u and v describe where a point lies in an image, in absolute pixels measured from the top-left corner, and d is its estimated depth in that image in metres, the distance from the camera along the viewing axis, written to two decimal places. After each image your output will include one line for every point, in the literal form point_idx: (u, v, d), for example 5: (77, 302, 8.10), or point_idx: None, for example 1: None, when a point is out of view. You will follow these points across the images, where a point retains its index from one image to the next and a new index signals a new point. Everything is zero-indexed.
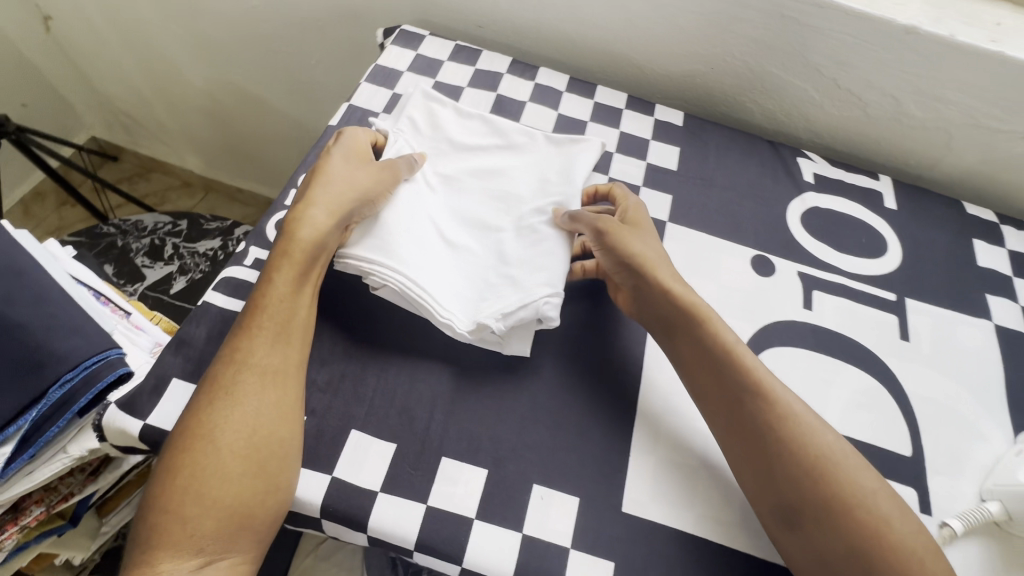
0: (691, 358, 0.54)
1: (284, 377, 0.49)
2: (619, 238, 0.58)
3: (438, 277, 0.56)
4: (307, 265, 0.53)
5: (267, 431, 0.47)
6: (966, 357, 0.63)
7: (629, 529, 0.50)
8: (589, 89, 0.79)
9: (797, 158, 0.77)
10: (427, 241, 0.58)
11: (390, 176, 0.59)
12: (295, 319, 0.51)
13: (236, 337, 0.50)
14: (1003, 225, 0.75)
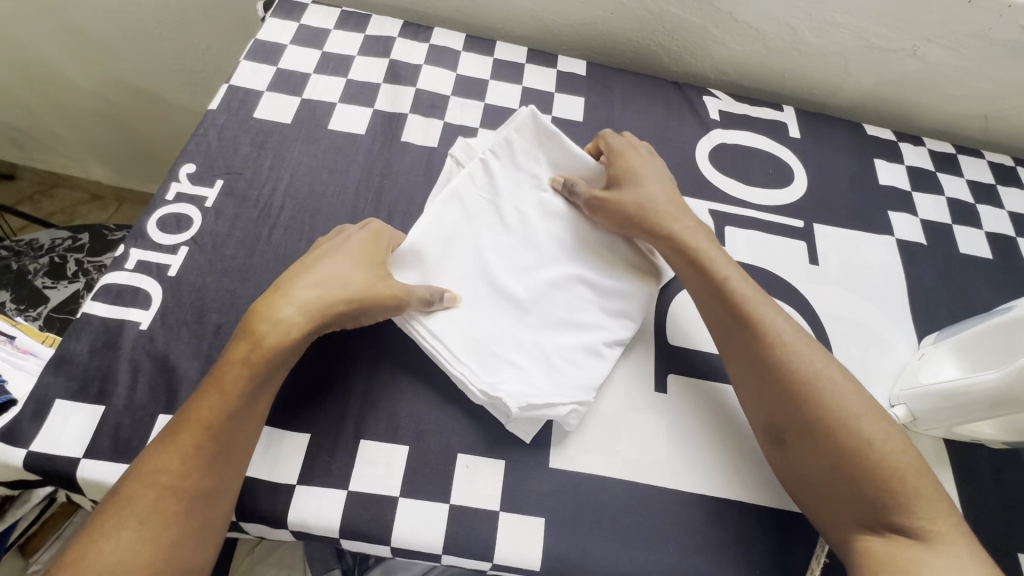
0: (738, 359, 0.52)
1: (211, 502, 0.44)
2: (610, 202, 0.57)
3: (460, 328, 0.52)
4: (263, 373, 0.46)
5: (176, 561, 0.42)
6: (872, 272, 0.66)
7: (559, 483, 0.50)
8: (487, 46, 0.76)
9: (703, 97, 0.77)
10: (457, 279, 0.54)
11: (389, 302, 0.49)
12: (242, 441, 0.45)
13: (160, 453, 0.43)
14: (901, 142, 0.77)
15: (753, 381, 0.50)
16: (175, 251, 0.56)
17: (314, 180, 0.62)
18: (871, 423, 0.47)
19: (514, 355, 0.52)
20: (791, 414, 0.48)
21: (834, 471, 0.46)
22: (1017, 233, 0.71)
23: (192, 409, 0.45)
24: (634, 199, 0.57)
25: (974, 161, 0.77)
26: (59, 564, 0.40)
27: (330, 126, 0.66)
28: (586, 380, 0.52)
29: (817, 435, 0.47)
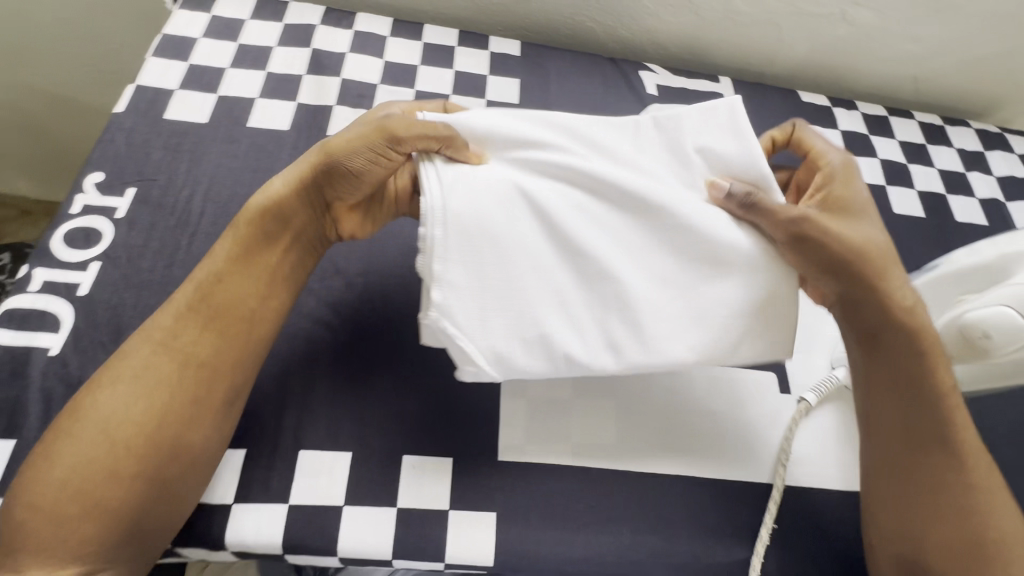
0: (908, 460, 0.45)
1: (209, 362, 0.44)
2: (825, 231, 0.44)
3: (489, 307, 0.42)
4: (258, 242, 0.47)
5: (171, 416, 0.42)
6: None
7: (508, 476, 0.49)
8: (415, 30, 0.73)
9: (640, 72, 0.76)
10: (525, 269, 0.43)
11: (381, 141, 0.44)
12: (240, 305, 0.46)
13: (160, 314, 0.46)
14: (835, 108, 0.78)
15: (914, 394, 0.45)
16: (85, 268, 0.52)
17: (236, 182, 0.59)
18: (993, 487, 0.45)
19: (514, 320, 0.42)
20: (927, 424, 0.44)
21: (943, 505, 0.44)
22: (947, 190, 0.73)
23: (194, 276, 0.47)
24: (852, 235, 0.45)
25: (905, 122, 0.79)
26: (64, 418, 0.42)
27: (251, 123, 0.63)
28: (515, 366, 0.42)
29: (944, 459, 0.44)
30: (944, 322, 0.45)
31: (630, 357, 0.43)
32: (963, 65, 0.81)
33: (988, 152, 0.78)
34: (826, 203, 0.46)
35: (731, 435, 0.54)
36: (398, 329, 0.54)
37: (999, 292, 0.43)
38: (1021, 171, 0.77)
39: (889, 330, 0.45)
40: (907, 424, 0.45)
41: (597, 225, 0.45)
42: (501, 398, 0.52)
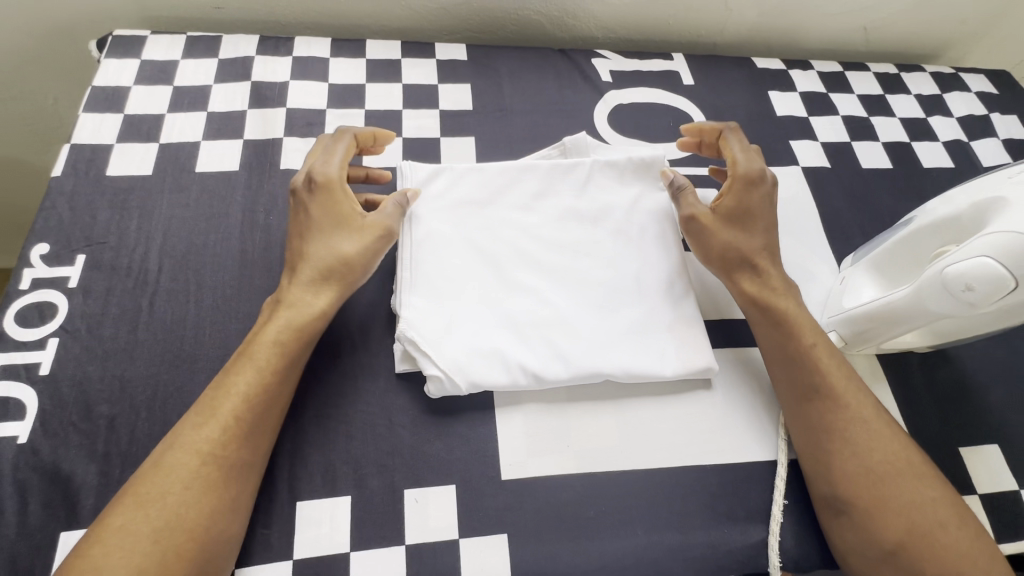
0: (831, 438, 0.48)
1: (246, 467, 0.44)
2: (709, 228, 0.56)
3: (445, 324, 0.52)
4: (295, 352, 0.48)
5: (210, 525, 0.41)
6: (783, 206, 0.66)
7: (513, 494, 0.48)
8: (357, 47, 0.71)
9: (592, 59, 0.74)
10: (470, 293, 0.54)
11: (381, 245, 0.53)
12: (271, 409, 0.46)
13: (195, 423, 0.43)
14: (791, 70, 0.77)
15: (777, 357, 0.52)
16: (44, 345, 0.49)
17: (192, 232, 0.56)
18: (882, 425, 0.48)
19: (467, 337, 0.52)
20: (800, 380, 0.50)
21: (836, 447, 0.47)
22: (910, 138, 0.73)
23: (225, 383, 0.45)
24: (732, 236, 0.55)
25: (861, 75, 0.78)
26: (103, 530, 0.39)
27: (198, 168, 0.60)
28: (473, 374, 0.50)
29: (826, 404, 0.49)
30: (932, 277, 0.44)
31: (578, 362, 0.52)
32: (910, 10, 0.81)
33: (945, 94, 0.78)
34: (730, 211, 0.56)
35: (732, 418, 0.53)
36: (380, 360, 0.53)
37: (978, 240, 0.42)
38: (979, 108, 0.77)
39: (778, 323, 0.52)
40: (785, 383, 0.51)
41: (532, 264, 0.57)
42: (497, 415, 0.51)
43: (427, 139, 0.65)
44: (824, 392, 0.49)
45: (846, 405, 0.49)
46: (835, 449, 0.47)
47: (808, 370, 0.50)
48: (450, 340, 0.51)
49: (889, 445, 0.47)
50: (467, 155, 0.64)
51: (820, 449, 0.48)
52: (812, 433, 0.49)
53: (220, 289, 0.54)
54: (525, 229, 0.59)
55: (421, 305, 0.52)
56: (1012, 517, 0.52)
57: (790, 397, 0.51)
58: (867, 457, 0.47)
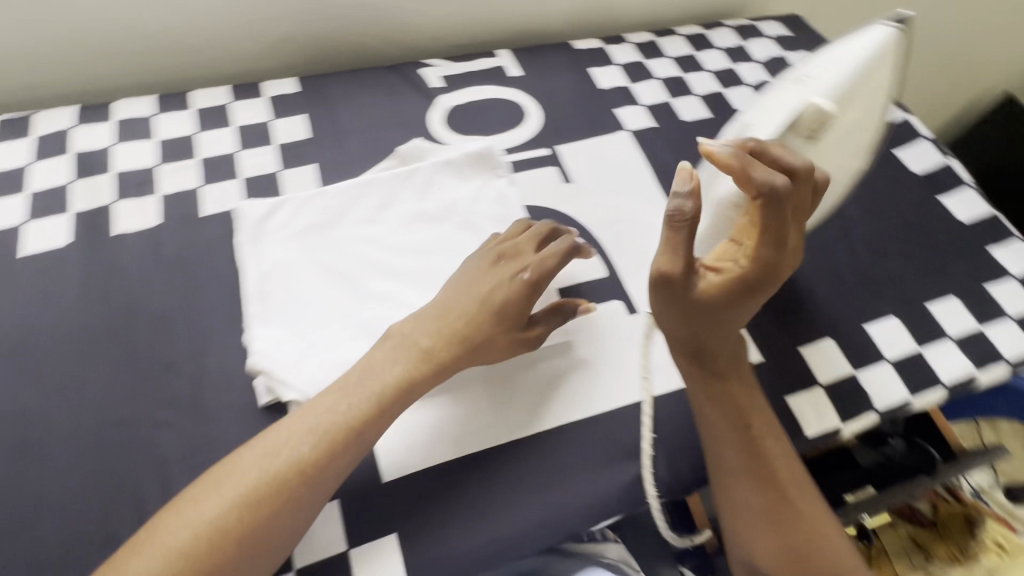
0: (761, 515, 0.49)
1: (320, 477, 0.46)
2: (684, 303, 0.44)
3: (302, 347, 0.53)
4: (395, 403, 0.49)
5: (266, 526, 0.43)
6: (617, 169, 0.71)
7: (397, 494, 0.50)
8: (182, 99, 0.71)
9: (421, 70, 0.77)
10: (326, 312, 0.55)
11: (510, 351, 0.53)
12: (367, 435, 0.47)
13: (299, 427, 0.47)
14: (608, 47, 0.83)
15: (717, 443, 0.50)
16: None
17: (26, 316, 0.54)
18: (810, 500, 0.50)
19: (325, 354, 0.53)
20: (734, 461, 0.49)
21: (763, 523, 0.48)
22: (722, 87, 0.81)
23: (337, 402, 0.48)
24: (703, 325, 0.46)
25: (671, 40, 0.86)
26: (187, 503, 0.43)
27: (25, 251, 0.58)
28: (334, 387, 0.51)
29: (761, 484, 0.49)
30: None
31: None
32: None
33: (746, 43, 0.87)
34: (722, 297, 0.44)
35: (596, 372, 0.56)
36: (242, 397, 0.52)
37: None
38: (776, 50, 0.86)
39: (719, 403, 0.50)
40: (719, 463, 0.50)
41: (387, 272, 0.59)
42: None
43: (266, 175, 0.66)
44: (758, 474, 0.49)
45: (779, 484, 0.49)
46: (762, 525, 0.48)
47: (746, 459, 0.49)
48: (307, 361, 0.52)
49: (814, 518, 0.49)
50: (309, 181, 0.66)
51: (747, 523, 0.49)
52: (744, 511, 0.49)
53: (64, 366, 0.52)
54: (372, 240, 0.61)
55: (275, 334, 0.53)
56: (851, 399, 0.58)
57: (725, 475, 0.50)
58: (793, 534, 0.48)
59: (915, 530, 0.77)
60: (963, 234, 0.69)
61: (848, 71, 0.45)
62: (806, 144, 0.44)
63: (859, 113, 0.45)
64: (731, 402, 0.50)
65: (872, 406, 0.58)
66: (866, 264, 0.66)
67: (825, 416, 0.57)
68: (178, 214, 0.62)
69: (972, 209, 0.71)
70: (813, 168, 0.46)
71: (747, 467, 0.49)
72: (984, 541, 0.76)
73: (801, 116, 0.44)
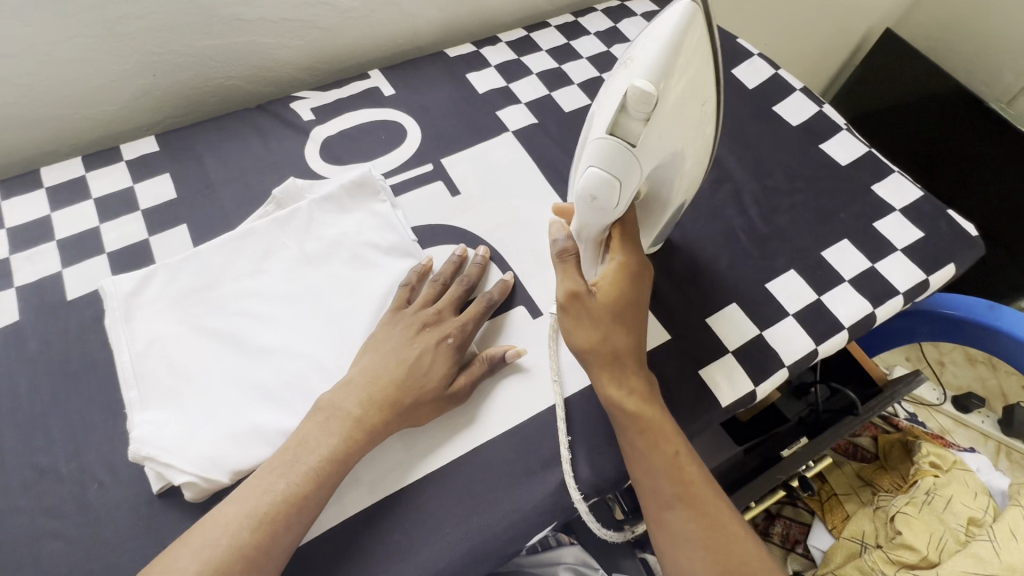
0: (689, 530, 0.46)
1: (347, 462, 0.48)
2: (584, 312, 0.50)
3: (191, 424, 0.50)
4: (398, 392, 0.50)
5: (287, 521, 0.45)
6: (504, 172, 0.70)
7: (315, 554, 0.48)
8: (31, 178, 0.66)
9: (291, 105, 0.74)
10: (213, 380, 0.52)
11: (440, 409, 0.52)
12: (378, 422, 0.49)
13: (332, 418, 0.49)
14: (482, 50, 0.82)
15: (643, 470, 0.48)
16: None
17: None
18: (735, 521, 0.48)
19: (217, 426, 0.50)
20: (665, 489, 0.47)
21: (692, 539, 0.46)
22: (600, 71, 0.81)
23: (358, 388, 0.50)
24: (602, 335, 0.50)
25: (545, 32, 0.85)
26: (225, 505, 0.45)
27: None
28: (231, 460, 0.48)
29: (693, 510, 0.47)
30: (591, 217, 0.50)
31: None
32: None
33: (619, 25, 0.87)
34: (613, 303, 0.51)
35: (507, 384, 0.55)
36: (132, 489, 0.49)
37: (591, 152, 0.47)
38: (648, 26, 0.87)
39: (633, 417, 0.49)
40: (649, 491, 0.48)
41: (275, 324, 0.56)
42: None
43: (136, 245, 0.62)
44: (687, 499, 0.47)
45: (700, 495, 0.48)
46: (692, 541, 0.46)
47: (666, 474, 0.48)
48: (197, 438, 0.49)
49: (744, 542, 0.47)
50: (183, 243, 0.62)
51: (677, 543, 0.46)
52: (674, 530, 0.47)
53: None
54: (258, 292, 0.58)
55: (158, 416, 0.49)
56: (761, 359, 0.59)
57: (656, 504, 0.48)
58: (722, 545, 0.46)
59: (860, 466, 0.81)
60: (847, 177, 0.71)
61: (671, 39, 0.42)
62: (646, 127, 0.44)
63: (690, 72, 0.44)
64: (645, 415, 0.49)
65: (782, 362, 0.59)
66: (759, 224, 0.68)
67: (739, 382, 0.58)
68: (41, 305, 0.57)
69: (852, 152, 0.73)
70: (664, 141, 0.46)
71: (669, 479, 0.48)
72: (922, 465, 0.74)
73: (632, 100, 0.43)
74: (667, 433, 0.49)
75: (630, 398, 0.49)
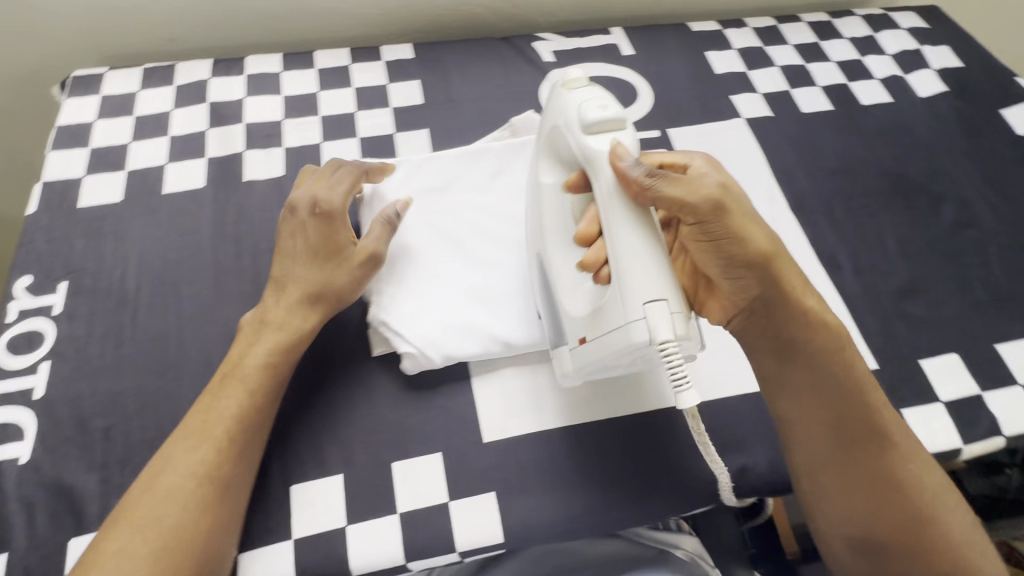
0: (855, 459, 0.47)
1: (286, 358, 0.50)
2: (735, 220, 0.45)
3: (414, 305, 0.54)
4: (318, 279, 0.52)
5: (247, 424, 0.47)
6: (729, 157, 0.68)
7: (497, 456, 0.51)
8: (307, 58, 0.74)
9: (533, 43, 0.77)
10: (437, 272, 0.57)
11: (350, 277, 0.52)
12: (308, 326, 0.51)
13: (265, 330, 0.50)
14: (726, 30, 0.80)
15: (804, 408, 0.48)
16: (36, 370, 0.52)
17: (166, 249, 0.59)
18: (903, 433, 0.48)
19: (437, 312, 0.54)
20: (828, 420, 0.48)
21: (861, 462, 0.47)
22: (847, 79, 0.76)
23: (285, 306, 0.51)
24: (757, 234, 0.45)
25: (795, 27, 0.81)
26: (177, 429, 0.46)
27: (166, 188, 0.63)
28: (445, 345, 0.53)
29: (859, 447, 0.47)
30: (596, 146, 0.44)
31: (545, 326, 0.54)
32: None
33: (878, 35, 0.81)
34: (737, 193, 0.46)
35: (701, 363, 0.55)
36: (356, 346, 0.55)
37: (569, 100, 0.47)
38: (910, 43, 0.80)
39: (805, 348, 0.47)
40: (809, 426, 0.48)
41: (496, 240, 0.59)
42: (474, 381, 0.54)
43: (382, 137, 0.68)
44: (854, 428, 0.47)
45: (869, 419, 0.47)
46: (861, 466, 0.47)
47: (830, 406, 0.47)
48: (420, 318, 0.54)
49: (910, 454, 0.47)
50: (422, 147, 0.67)
51: (837, 470, 0.48)
52: (840, 458, 0.48)
53: (197, 298, 0.56)
54: (484, 207, 0.62)
55: (391, 289, 0.55)
56: (975, 421, 0.54)
57: (818, 436, 0.48)
58: (890, 464, 0.47)
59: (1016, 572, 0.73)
60: None
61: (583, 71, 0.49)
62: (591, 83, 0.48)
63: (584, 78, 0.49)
64: (816, 348, 0.47)
65: (1000, 430, 0.54)
66: (1000, 280, 0.61)
67: (947, 434, 0.53)
68: (300, 168, 0.65)
69: None
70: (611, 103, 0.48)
71: (834, 412, 0.47)
72: None
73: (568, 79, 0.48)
74: (836, 356, 0.47)
75: (797, 322, 0.47)
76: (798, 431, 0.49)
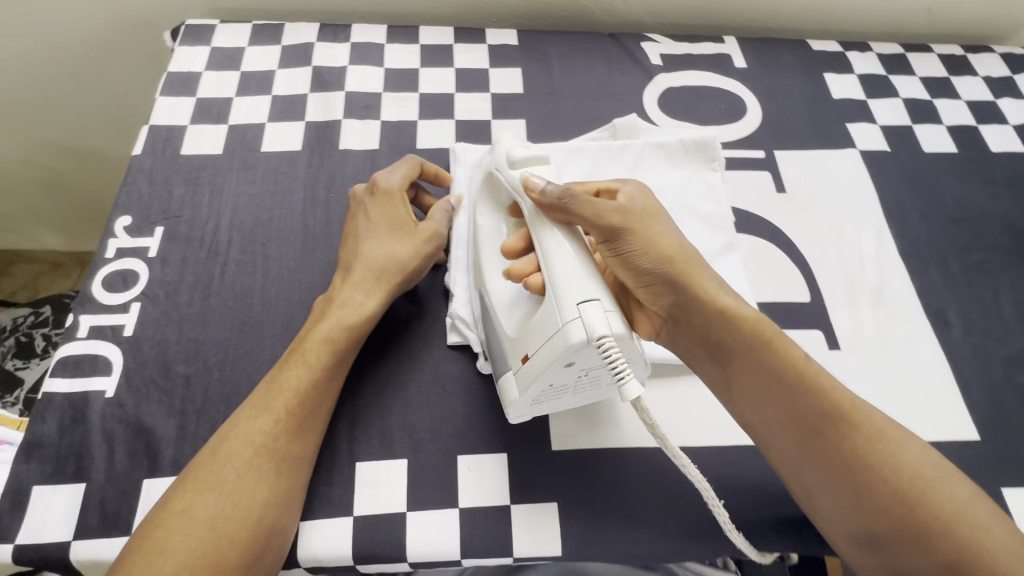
0: (831, 462, 0.42)
1: (354, 337, 0.49)
2: (638, 234, 0.46)
3: None
4: (382, 260, 0.52)
5: (315, 402, 0.47)
6: (838, 189, 0.64)
7: (563, 467, 0.49)
8: (412, 33, 0.73)
9: (642, 43, 0.74)
10: None
11: (415, 250, 0.53)
12: (373, 303, 0.50)
13: (332, 308, 0.50)
14: (848, 52, 0.75)
15: (757, 412, 0.45)
16: (128, 309, 0.53)
17: (258, 208, 0.59)
18: (869, 418, 0.43)
19: None
20: (784, 421, 0.44)
21: (836, 458, 0.42)
22: (976, 121, 0.70)
23: (353, 280, 0.51)
24: (656, 242, 0.46)
25: (924, 57, 0.75)
26: (247, 400, 0.47)
27: (263, 147, 0.63)
28: None
29: (831, 438, 0.42)
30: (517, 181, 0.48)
31: None
32: None
33: (1016, 77, 0.74)
34: (635, 206, 0.47)
35: None
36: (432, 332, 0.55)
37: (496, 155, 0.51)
38: None
39: (733, 353, 0.46)
40: (769, 431, 0.44)
41: None
42: None
43: (478, 122, 0.66)
44: (818, 426, 0.43)
45: (824, 409, 0.43)
46: (834, 462, 0.42)
47: (782, 403, 0.44)
48: None
49: (884, 438, 0.42)
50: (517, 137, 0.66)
51: (813, 470, 0.43)
52: (813, 460, 0.43)
53: (283, 261, 0.56)
54: None
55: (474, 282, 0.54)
56: None
57: (780, 441, 0.44)
58: (861, 452, 0.42)
59: None
60: None
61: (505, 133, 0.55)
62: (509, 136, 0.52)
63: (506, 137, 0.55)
64: (747, 350, 0.45)
65: None
66: None
67: None
68: (395, 143, 0.64)
69: None
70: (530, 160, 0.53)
71: (786, 414, 0.44)
72: None
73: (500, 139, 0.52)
74: (773, 348, 0.45)
75: (715, 327, 0.46)
76: (759, 440, 0.45)
